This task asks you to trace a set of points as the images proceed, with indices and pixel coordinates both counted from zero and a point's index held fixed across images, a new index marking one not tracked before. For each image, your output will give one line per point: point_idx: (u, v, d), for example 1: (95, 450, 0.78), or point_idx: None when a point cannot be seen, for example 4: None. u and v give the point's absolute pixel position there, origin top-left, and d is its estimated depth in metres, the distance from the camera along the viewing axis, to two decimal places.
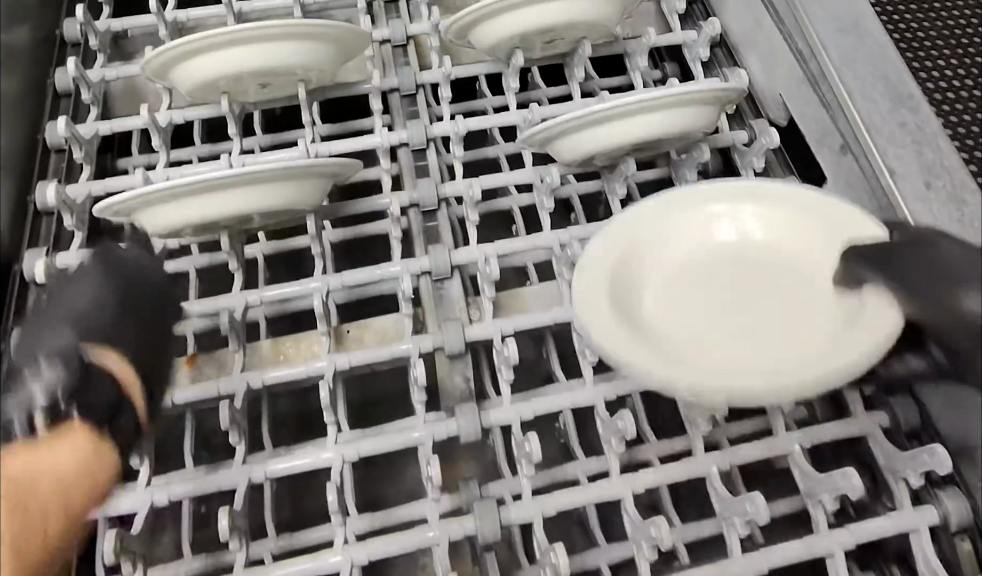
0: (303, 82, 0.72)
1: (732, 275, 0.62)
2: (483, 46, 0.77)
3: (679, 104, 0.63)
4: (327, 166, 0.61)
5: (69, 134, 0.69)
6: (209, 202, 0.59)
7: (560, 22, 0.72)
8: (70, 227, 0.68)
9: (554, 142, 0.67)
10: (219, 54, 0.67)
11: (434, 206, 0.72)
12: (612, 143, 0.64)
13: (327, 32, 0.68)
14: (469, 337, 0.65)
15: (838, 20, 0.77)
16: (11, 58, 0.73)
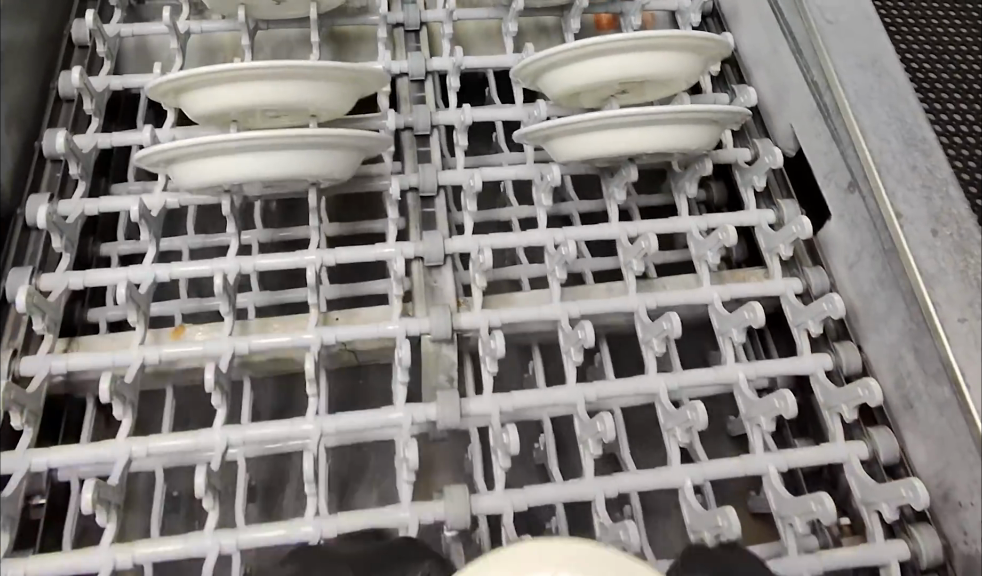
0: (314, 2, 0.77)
1: (654, 59, 0.68)
2: None
3: (679, 46, 0.67)
4: (354, 72, 0.67)
5: (95, 28, 0.74)
6: (239, 85, 0.65)
7: None
8: (89, 113, 0.72)
9: (556, 71, 0.71)
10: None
11: (427, 131, 0.75)
12: (614, 72, 0.68)
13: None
14: (449, 249, 0.68)
15: (856, 54, 0.69)
16: None
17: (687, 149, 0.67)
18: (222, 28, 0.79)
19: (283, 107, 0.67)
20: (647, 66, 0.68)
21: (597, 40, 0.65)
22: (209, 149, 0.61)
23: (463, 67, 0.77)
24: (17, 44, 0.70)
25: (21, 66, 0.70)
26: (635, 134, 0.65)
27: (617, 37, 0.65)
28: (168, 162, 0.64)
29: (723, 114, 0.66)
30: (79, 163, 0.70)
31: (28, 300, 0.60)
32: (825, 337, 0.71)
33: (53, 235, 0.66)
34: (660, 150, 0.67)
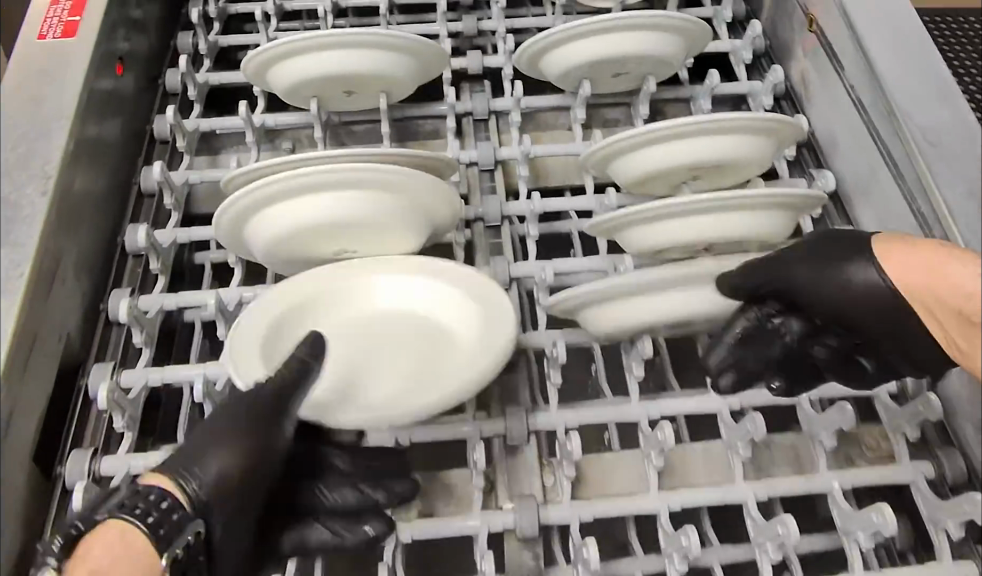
0: (384, 92, 0.81)
1: (724, 142, 0.67)
2: (555, 72, 0.80)
3: (750, 128, 0.66)
4: (422, 160, 0.69)
5: (175, 123, 0.77)
6: (315, 176, 0.67)
7: (624, 53, 0.75)
8: (169, 207, 0.75)
9: (623, 158, 0.71)
10: (324, 52, 0.75)
11: (497, 222, 0.75)
12: (683, 157, 0.68)
13: (414, 48, 0.78)
14: (523, 344, 0.67)
15: (968, 181, 0.58)
16: (133, 60, 0.82)
17: (765, 230, 0.65)
18: (298, 121, 0.83)
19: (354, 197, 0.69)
20: (718, 149, 0.67)
21: (672, 124, 0.65)
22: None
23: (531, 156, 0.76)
24: (103, 148, 0.74)
25: (104, 163, 0.74)
26: (706, 220, 0.64)
27: (693, 120, 0.64)
28: None
29: (796, 198, 0.63)
30: (159, 259, 0.72)
31: (108, 396, 0.61)
32: (927, 446, 0.63)
33: (133, 330, 0.67)
34: (740, 237, 0.65)
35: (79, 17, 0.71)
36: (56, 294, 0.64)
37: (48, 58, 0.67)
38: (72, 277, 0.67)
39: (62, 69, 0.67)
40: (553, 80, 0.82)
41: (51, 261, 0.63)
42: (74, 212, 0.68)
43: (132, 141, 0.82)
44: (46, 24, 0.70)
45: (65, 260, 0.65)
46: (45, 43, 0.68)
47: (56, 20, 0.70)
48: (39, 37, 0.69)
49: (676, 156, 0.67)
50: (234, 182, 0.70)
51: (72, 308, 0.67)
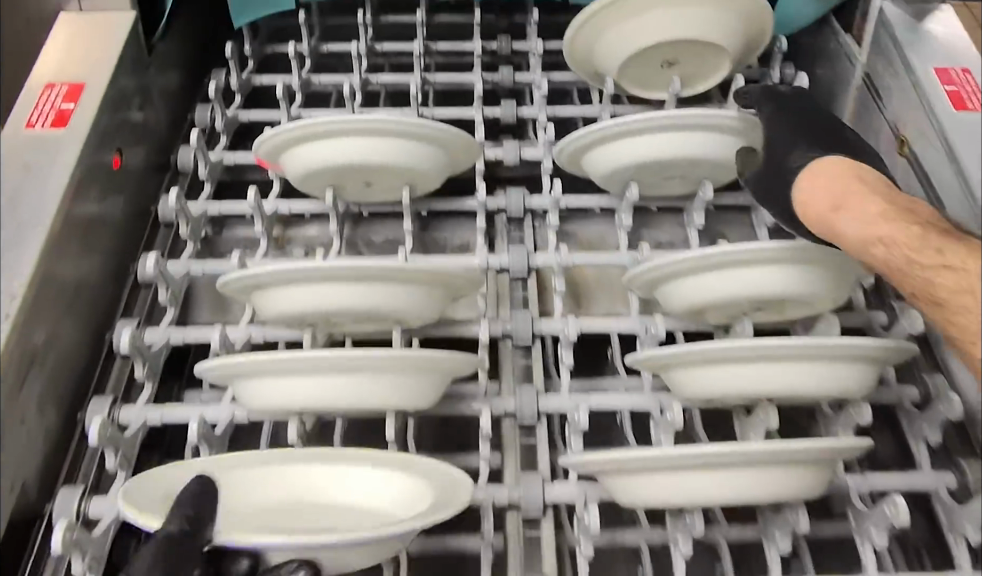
0: (407, 184, 0.74)
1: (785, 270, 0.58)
2: (598, 171, 0.72)
3: (817, 256, 0.58)
4: (443, 273, 0.61)
5: (178, 206, 0.73)
6: (321, 287, 0.60)
7: (677, 156, 0.68)
8: (164, 302, 0.70)
9: (673, 282, 0.62)
10: (341, 141, 0.68)
11: (528, 342, 0.65)
12: (739, 285, 0.59)
13: (445, 138, 0.71)
14: (550, 499, 0.58)
15: None
16: (142, 133, 0.79)
17: (838, 382, 0.55)
18: (314, 208, 0.77)
19: (363, 313, 0.62)
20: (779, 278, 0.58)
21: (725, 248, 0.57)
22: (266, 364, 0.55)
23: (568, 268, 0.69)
24: (97, 238, 0.70)
25: (99, 247, 0.70)
26: (767, 369, 0.54)
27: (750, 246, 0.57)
28: (236, 373, 0.58)
29: (877, 347, 0.54)
30: (145, 364, 0.66)
31: (66, 538, 0.54)
32: None
33: (108, 452, 0.60)
34: (809, 393, 0.55)
35: (73, 104, 0.68)
36: (18, 419, 0.57)
37: (30, 152, 0.64)
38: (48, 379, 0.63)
39: (45, 165, 0.63)
40: (594, 179, 0.74)
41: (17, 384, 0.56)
42: (50, 322, 0.62)
43: (133, 227, 0.77)
44: (38, 109, 0.67)
45: (42, 365, 0.60)
46: (33, 133, 0.65)
47: (49, 107, 0.67)
48: (27, 126, 0.66)
49: (731, 279, 0.59)
50: (234, 283, 0.63)
51: (41, 430, 0.60)
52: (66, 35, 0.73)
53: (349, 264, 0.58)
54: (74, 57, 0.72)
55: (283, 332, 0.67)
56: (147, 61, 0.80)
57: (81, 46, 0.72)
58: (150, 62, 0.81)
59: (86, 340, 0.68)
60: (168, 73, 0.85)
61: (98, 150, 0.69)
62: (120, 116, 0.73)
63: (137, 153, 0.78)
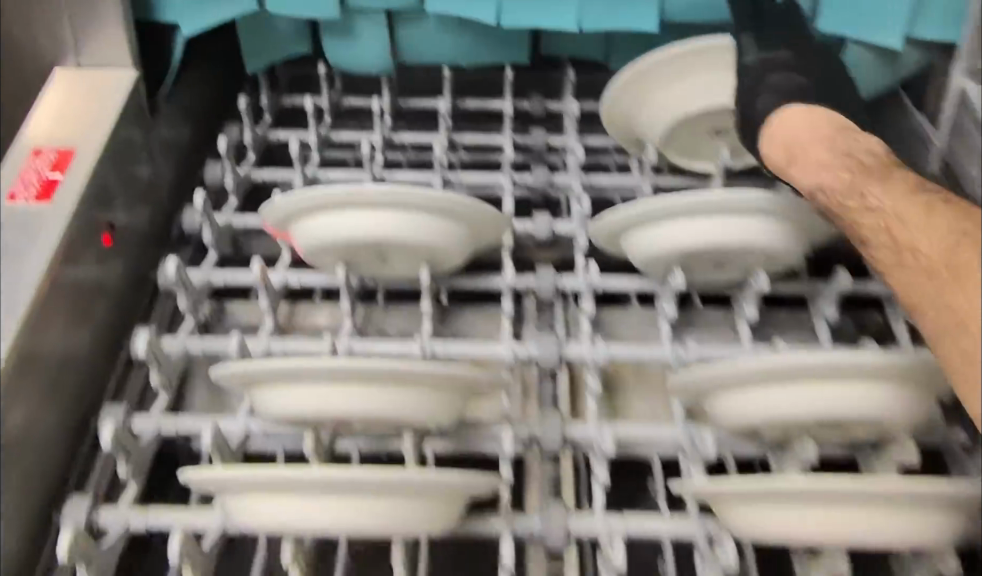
0: (428, 264, 0.67)
1: (853, 390, 0.52)
2: (638, 251, 0.65)
3: (890, 378, 0.51)
4: (459, 374, 0.55)
5: (177, 276, 0.69)
6: (322, 387, 0.54)
7: (728, 242, 0.61)
8: (155, 385, 0.65)
9: (722, 393, 0.56)
10: (361, 216, 0.62)
11: (555, 450, 0.60)
12: (798, 404, 0.53)
13: (475, 215, 0.65)
14: None
15: None
16: (137, 193, 0.78)
17: (912, 526, 0.48)
18: (324, 281, 0.71)
19: (371, 420, 0.56)
20: (847, 400, 0.52)
21: (783, 361, 0.51)
22: (255, 487, 0.49)
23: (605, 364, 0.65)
24: (87, 309, 0.69)
25: (82, 325, 0.68)
26: (827, 512, 0.48)
27: (811, 358, 0.50)
28: (223, 486, 0.50)
29: (961, 492, 0.47)
30: (130, 460, 0.60)
31: None
32: None
33: (79, 568, 0.54)
34: (882, 541, 0.49)
35: (61, 173, 0.68)
36: None
37: (14, 229, 0.64)
38: (25, 469, 0.60)
39: (25, 243, 0.64)
40: (635, 259, 0.66)
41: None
42: (28, 404, 0.60)
43: (130, 297, 0.76)
44: (22, 181, 0.68)
45: (15, 454, 0.58)
46: (15, 205, 0.66)
47: (36, 177, 0.68)
48: (10, 197, 0.67)
49: (788, 394, 0.53)
50: (230, 376, 0.57)
51: (13, 518, 0.58)
52: (61, 98, 0.75)
53: (360, 366, 0.52)
54: (69, 126, 0.72)
55: (286, 429, 0.61)
56: (149, 125, 0.80)
57: (76, 114, 0.73)
58: (151, 123, 0.81)
59: (74, 422, 0.66)
60: (176, 126, 0.86)
61: (87, 221, 0.68)
62: (114, 182, 0.73)
63: (137, 215, 0.77)
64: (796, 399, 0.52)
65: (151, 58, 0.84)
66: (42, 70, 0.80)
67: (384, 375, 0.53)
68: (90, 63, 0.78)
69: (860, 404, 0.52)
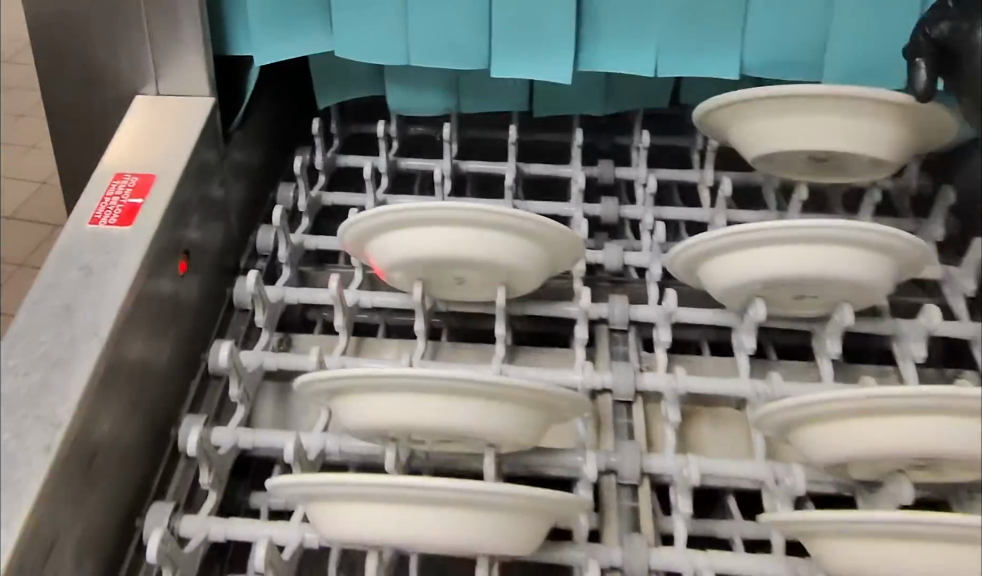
0: (504, 284, 0.68)
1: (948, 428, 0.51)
2: (718, 277, 0.67)
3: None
4: (542, 394, 0.55)
5: (256, 291, 0.71)
6: (403, 402, 0.54)
7: (813, 271, 0.62)
8: (235, 398, 0.66)
9: (807, 427, 0.55)
10: (435, 233, 0.63)
11: (635, 479, 0.61)
12: (888, 439, 0.52)
13: (552, 237, 0.65)
14: None
15: None
16: (213, 210, 0.80)
17: None
18: (397, 301, 0.72)
19: (453, 435, 0.56)
20: (942, 438, 0.51)
21: (876, 394, 0.50)
22: (343, 496, 0.49)
23: (682, 394, 0.64)
24: (170, 321, 0.71)
25: (164, 338, 0.70)
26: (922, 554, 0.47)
27: (905, 391, 0.50)
28: (309, 500, 0.51)
29: None
30: (212, 469, 0.62)
31: None
32: None
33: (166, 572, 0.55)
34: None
35: (142, 199, 0.70)
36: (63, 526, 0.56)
37: (98, 252, 0.65)
38: (109, 477, 0.61)
39: (109, 265, 0.64)
40: (714, 292, 0.68)
41: (75, 479, 0.57)
42: (114, 415, 0.62)
43: (208, 312, 0.78)
44: (104, 206, 0.69)
45: (100, 461, 0.60)
46: (98, 228, 0.67)
47: (116, 203, 0.69)
48: (93, 221, 0.68)
49: (878, 427, 0.52)
50: (313, 386, 0.57)
51: (100, 524, 0.60)
52: (142, 126, 0.76)
53: (445, 377, 0.52)
54: (149, 152, 0.74)
55: (363, 443, 0.61)
56: (223, 151, 0.82)
57: (155, 142, 0.75)
58: (226, 148, 0.83)
59: (154, 432, 0.67)
60: (248, 152, 0.88)
61: (166, 246, 0.70)
62: (189, 208, 0.75)
63: (212, 232, 0.79)
64: (886, 435, 0.52)
65: (226, 89, 0.87)
66: (118, 102, 0.83)
67: (472, 393, 0.53)
68: (168, 92, 0.81)
69: (955, 442, 0.51)
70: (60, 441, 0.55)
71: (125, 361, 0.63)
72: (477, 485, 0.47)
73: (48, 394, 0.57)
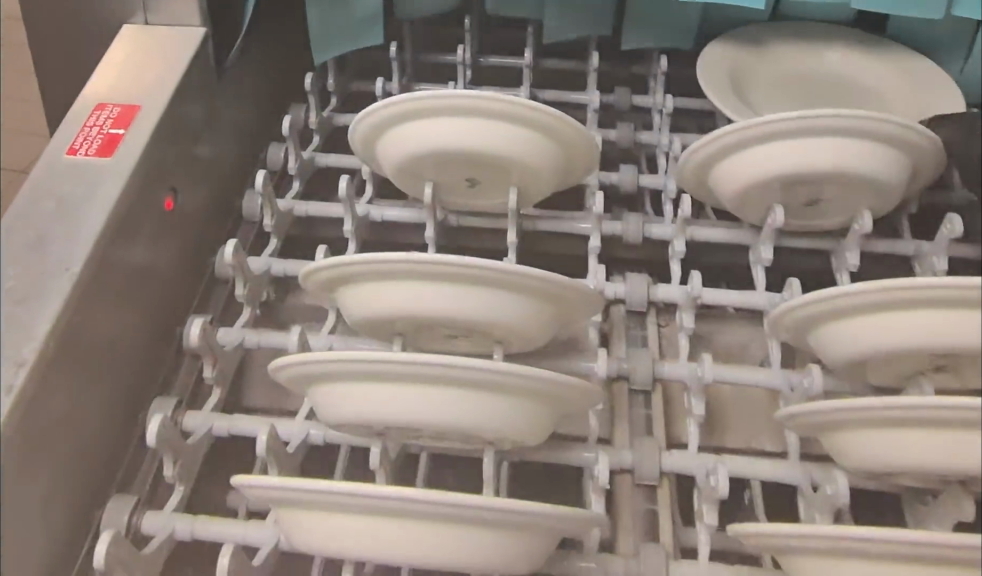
0: (516, 185, 0.64)
1: None
2: (730, 178, 0.60)
3: None
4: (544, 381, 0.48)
5: (235, 263, 0.64)
6: (398, 387, 0.49)
7: (833, 164, 0.56)
8: (209, 379, 0.61)
9: (843, 431, 0.49)
10: (430, 127, 0.59)
11: (647, 385, 0.57)
12: (934, 446, 0.45)
13: (561, 132, 0.60)
14: None
15: None
16: (199, 172, 0.72)
17: None
18: (406, 216, 0.71)
19: (461, 324, 0.55)
20: None
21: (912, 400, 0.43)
22: (308, 503, 0.44)
23: (699, 301, 0.59)
24: (152, 272, 0.65)
25: (136, 307, 0.63)
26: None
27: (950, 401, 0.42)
28: (285, 501, 0.45)
29: None
30: (178, 462, 0.55)
31: None
32: None
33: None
34: None
35: (123, 129, 0.63)
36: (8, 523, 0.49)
37: (68, 183, 0.58)
38: (46, 466, 0.52)
39: (83, 201, 0.57)
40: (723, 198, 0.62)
41: (17, 461, 0.49)
42: (72, 389, 0.55)
43: (189, 275, 0.71)
44: (84, 133, 0.62)
45: (37, 447, 0.51)
46: (76, 158, 0.60)
47: (95, 133, 0.62)
48: (69, 152, 0.61)
49: (915, 428, 0.45)
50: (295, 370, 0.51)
51: (39, 534, 0.52)
52: (123, 53, 0.69)
53: (444, 361, 0.46)
54: (130, 79, 0.67)
55: (368, 343, 0.61)
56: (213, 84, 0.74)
57: (136, 74, 0.67)
58: (216, 86, 0.75)
59: (116, 419, 0.60)
60: (237, 103, 0.79)
61: (149, 177, 0.63)
62: (170, 166, 0.67)
63: (192, 194, 0.71)
64: (929, 438, 0.45)
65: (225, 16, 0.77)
66: (105, 35, 0.75)
67: (472, 383, 0.48)
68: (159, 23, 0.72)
69: None
70: (23, 380, 0.49)
71: (83, 344, 0.56)
72: (456, 357, 0.46)
73: (11, 330, 0.50)
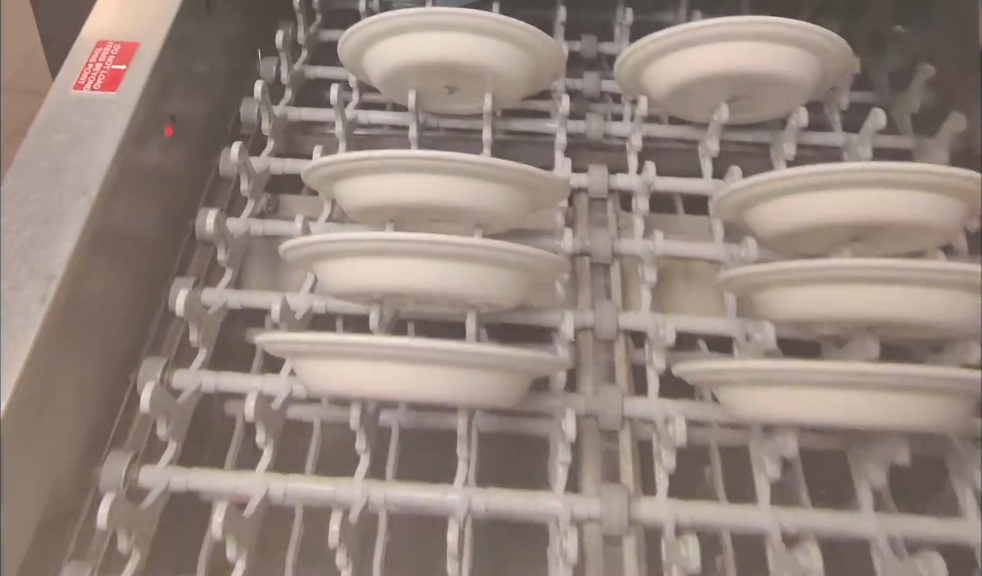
0: (491, 91, 0.69)
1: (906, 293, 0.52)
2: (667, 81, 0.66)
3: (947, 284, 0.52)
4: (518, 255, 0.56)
5: (240, 161, 0.70)
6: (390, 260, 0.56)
7: (759, 71, 0.62)
8: (223, 262, 0.68)
9: (771, 291, 0.57)
10: (412, 40, 0.64)
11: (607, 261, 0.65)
12: (846, 296, 0.53)
13: (527, 41, 0.65)
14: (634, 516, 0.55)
15: None
16: (197, 85, 0.77)
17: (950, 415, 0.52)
18: (392, 119, 0.76)
19: (443, 211, 0.62)
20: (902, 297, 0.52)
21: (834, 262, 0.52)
22: (319, 351, 0.52)
23: (653, 187, 0.66)
24: (161, 186, 0.71)
25: (150, 202, 0.69)
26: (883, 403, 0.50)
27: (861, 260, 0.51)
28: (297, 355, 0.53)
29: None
30: (201, 328, 0.63)
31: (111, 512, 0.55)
32: None
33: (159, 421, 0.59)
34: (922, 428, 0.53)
35: (125, 64, 0.68)
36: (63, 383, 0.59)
37: (81, 115, 0.65)
38: (85, 335, 0.61)
39: (93, 131, 0.64)
40: (662, 102, 0.68)
41: (65, 335, 0.58)
42: (98, 276, 0.62)
43: (194, 175, 0.77)
44: (88, 72, 0.68)
45: (79, 326, 0.60)
46: (82, 95, 0.67)
47: (100, 68, 0.68)
48: (76, 87, 0.67)
49: (836, 284, 0.53)
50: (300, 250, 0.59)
51: (83, 385, 0.61)
52: None
53: (429, 238, 0.53)
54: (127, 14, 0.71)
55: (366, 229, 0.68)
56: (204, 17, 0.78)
57: (129, 11, 0.72)
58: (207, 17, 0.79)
59: (140, 298, 0.67)
60: (229, 19, 0.84)
61: (150, 110, 0.69)
62: (170, 80, 0.72)
63: (192, 103, 0.76)
64: (845, 291, 0.53)
65: None
66: None
67: (454, 254, 0.55)
68: None
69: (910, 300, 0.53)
70: (54, 292, 0.56)
71: (108, 236, 0.63)
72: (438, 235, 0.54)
73: (42, 247, 0.58)
